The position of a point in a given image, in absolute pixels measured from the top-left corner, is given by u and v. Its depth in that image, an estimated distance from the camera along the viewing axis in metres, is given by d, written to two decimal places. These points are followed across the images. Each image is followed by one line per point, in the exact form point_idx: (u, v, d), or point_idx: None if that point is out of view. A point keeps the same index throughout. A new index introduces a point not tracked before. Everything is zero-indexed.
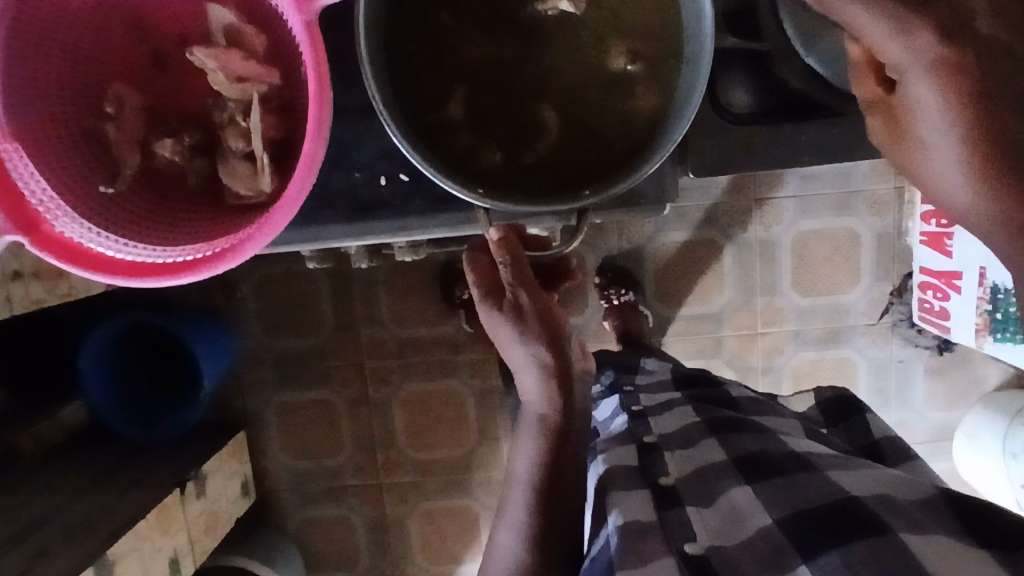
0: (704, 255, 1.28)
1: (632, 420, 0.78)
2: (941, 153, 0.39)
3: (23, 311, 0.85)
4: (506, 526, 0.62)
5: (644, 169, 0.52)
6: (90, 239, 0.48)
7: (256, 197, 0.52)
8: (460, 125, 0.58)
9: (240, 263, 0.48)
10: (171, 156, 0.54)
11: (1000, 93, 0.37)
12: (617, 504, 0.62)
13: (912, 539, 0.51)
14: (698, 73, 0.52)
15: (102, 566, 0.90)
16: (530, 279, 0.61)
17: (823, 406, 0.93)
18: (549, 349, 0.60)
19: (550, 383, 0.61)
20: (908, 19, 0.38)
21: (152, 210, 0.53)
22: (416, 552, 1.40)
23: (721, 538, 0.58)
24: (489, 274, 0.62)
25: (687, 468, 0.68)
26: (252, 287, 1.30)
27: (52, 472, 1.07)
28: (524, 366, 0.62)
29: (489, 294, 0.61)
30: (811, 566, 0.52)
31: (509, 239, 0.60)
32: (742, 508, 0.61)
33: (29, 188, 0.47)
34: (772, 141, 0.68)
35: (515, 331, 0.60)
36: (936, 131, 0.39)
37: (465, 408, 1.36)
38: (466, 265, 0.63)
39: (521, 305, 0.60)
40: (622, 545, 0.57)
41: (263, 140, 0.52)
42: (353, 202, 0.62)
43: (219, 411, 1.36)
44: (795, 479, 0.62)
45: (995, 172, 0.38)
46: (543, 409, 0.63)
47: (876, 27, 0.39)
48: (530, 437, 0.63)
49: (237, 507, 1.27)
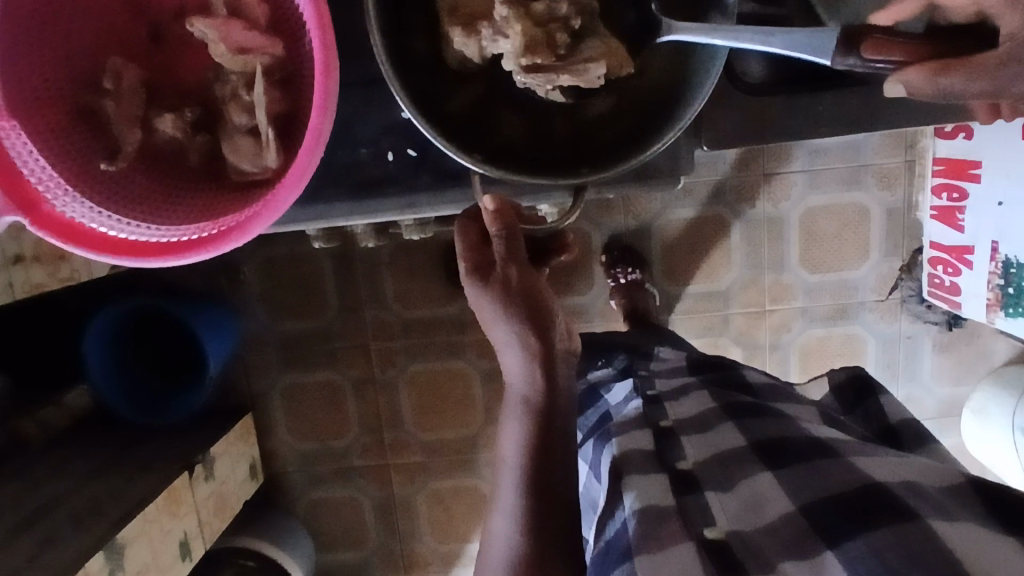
0: (711, 232, 1.26)
1: (647, 404, 0.77)
2: None
3: (23, 297, 0.84)
4: (499, 512, 0.53)
5: (652, 150, 0.52)
6: (92, 219, 0.47)
7: (260, 173, 0.51)
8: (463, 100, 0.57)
9: (246, 240, 0.47)
10: (173, 131, 0.53)
11: None
12: (633, 487, 0.61)
13: (940, 526, 0.50)
14: (711, 57, 0.51)
15: (113, 549, 0.91)
16: (523, 260, 0.54)
17: (837, 391, 0.92)
18: (532, 329, 0.52)
19: (533, 366, 0.53)
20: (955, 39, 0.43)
21: (153, 187, 0.52)
22: (424, 531, 1.41)
23: (742, 523, 0.57)
24: (476, 248, 0.55)
25: (704, 453, 0.67)
26: (255, 269, 1.29)
27: (58, 457, 1.07)
28: (506, 347, 0.54)
29: (476, 270, 0.54)
30: (838, 552, 0.52)
31: (505, 211, 0.53)
32: (766, 492, 0.60)
33: (28, 167, 0.46)
34: (789, 111, 0.66)
35: (498, 307, 0.52)
36: None
37: (471, 389, 1.35)
38: (456, 235, 0.56)
39: (509, 283, 0.53)
40: (641, 530, 0.56)
41: (267, 114, 0.50)
42: (360, 179, 0.61)
43: (224, 394, 1.35)
44: (818, 467, 0.61)
45: None
46: (525, 391, 0.54)
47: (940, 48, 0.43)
48: (515, 419, 0.54)
49: (245, 490, 1.27)
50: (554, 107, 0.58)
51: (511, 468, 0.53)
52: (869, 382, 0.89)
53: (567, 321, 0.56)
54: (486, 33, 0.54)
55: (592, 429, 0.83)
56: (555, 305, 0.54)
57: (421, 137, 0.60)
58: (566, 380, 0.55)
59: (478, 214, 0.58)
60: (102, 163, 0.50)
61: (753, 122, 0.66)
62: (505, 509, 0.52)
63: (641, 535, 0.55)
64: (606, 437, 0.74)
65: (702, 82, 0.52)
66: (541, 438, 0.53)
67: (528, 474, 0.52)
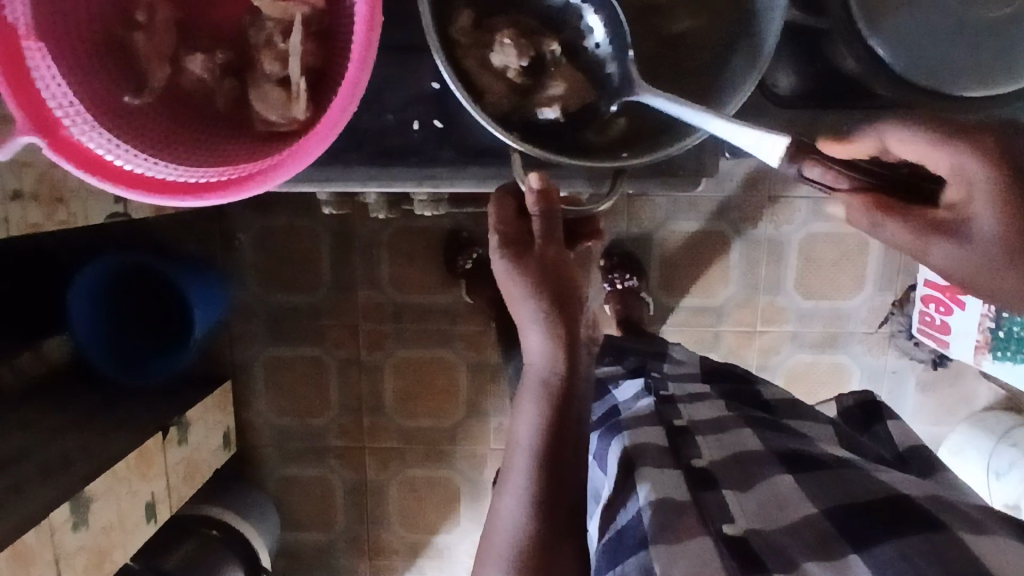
0: (711, 248, 1.27)
1: (660, 403, 0.78)
2: (992, 228, 0.44)
3: (18, 235, 0.83)
4: (508, 494, 0.53)
5: (689, 138, 0.52)
6: (111, 151, 0.46)
7: (287, 125, 0.50)
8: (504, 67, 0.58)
9: (268, 188, 0.46)
10: (202, 73, 0.52)
11: None
12: (648, 479, 0.64)
13: (970, 537, 0.53)
14: (759, 52, 0.52)
15: (78, 502, 0.89)
16: (560, 242, 0.54)
17: (845, 414, 0.97)
18: (558, 311, 0.52)
19: (557, 348, 0.52)
20: (957, 142, 0.46)
21: (173, 127, 0.50)
22: (393, 518, 1.39)
23: (763, 522, 0.61)
24: (513, 224, 0.55)
25: (719, 452, 0.70)
26: (251, 237, 1.28)
27: (35, 405, 1.05)
28: (529, 325, 0.53)
29: (508, 244, 0.54)
30: (865, 554, 0.55)
31: (551, 193, 0.53)
32: (786, 495, 0.63)
33: (49, 91, 0.45)
34: (813, 128, 0.62)
35: (528, 284, 0.52)
36: (983, 237, 0.45)
37: (456, 379, 1.34)
38: (490, 208, 0.56)
39: (544, 262, 0.53)
40: (657, 521, 0.59)
41: (301, 65, 0.50)
42: (382, 145, 0.60)
43: (206, 359, 1.33)
44: (842, 473, 0.65)
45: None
46: (545, 372, 0.53)
47: (922, 144, 0.48)
48: (531, 399, 0.53)
49: (217, 458, 1.25)
50: (594, 95, 0.57)
51: (523, 449, 0.53)
52: (880, 407, 0.93)
53: (592, 311, 0.56)
54: (499, 45, 0.57)
55: (599, 420, 0.83)
56: (583, 293, 0.54)
57: (449, 108, 0.59)
58: (587, 365, 0.55)
59: (516, 191, 0.58)
60: (126, 96, 0.49)
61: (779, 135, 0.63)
62: (509, 493, 0.52)
63: (658, 526, 0.58)
64: (614, 430, 0.76)
65: (747, 75, 0.52)
66: (543, 430, 0.52)
67: (538, 458, 0.52)
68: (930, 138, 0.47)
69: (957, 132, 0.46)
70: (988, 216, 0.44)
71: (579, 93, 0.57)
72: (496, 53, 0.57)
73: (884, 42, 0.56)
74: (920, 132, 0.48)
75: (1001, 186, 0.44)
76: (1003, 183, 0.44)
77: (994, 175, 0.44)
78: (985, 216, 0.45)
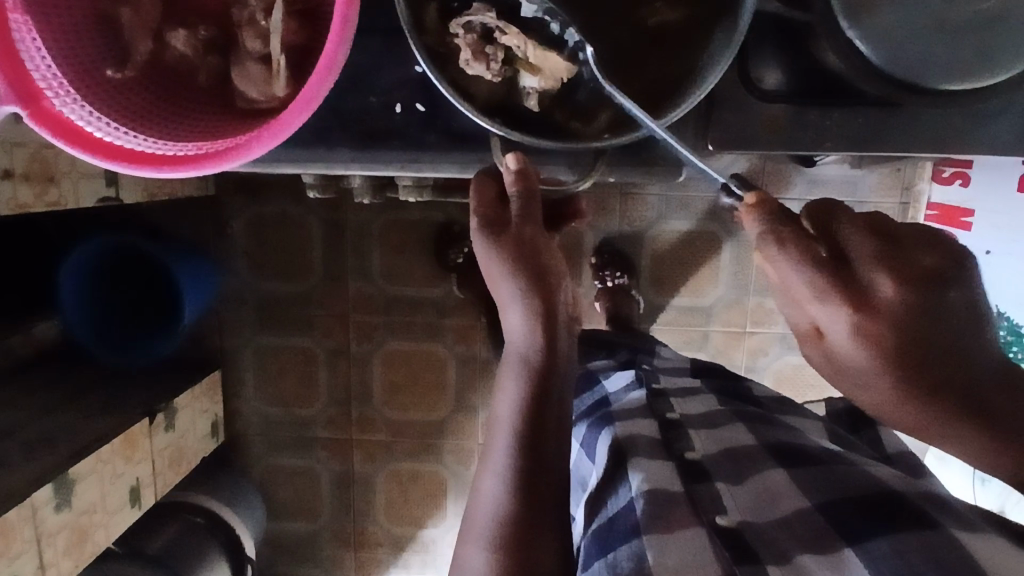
0: (702, 248, 1.27)
1: (652, 396, 0.79)
2: (856, 365, 0.43)
3: (7, 213, 0.83)
4: (488, 472, 0.52)
5: (672, 114, 0.52)
6: (89, 121, 0.47)
7: (267, 102, 0.51)
8: (478, 76, 0.56)
9: (246, 161, 0.46)
10: (184, 49, 0.52)
11: (910, 346, 0.42)
12: (639, 468, 0.64)
13: (964, 535, 0.53)
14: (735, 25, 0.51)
15: (62, 483, 0.90)
16: (538, 223, 0.55)
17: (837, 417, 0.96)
18: (536, 288, 0.52)
19: (535, 324, 0.52)
20: (827, 291, 0.42)
21: (155, 101, 0.51)
22: (378, 510, 1.40)
23: (755, 515, 0.61)
24: (493, 206, 0.56)
25: (712, 446, 0.70)
26: (243, 225, 1.28)
27: (23, 386, 1.05)
28: (508, 305, 0.53)
29: (489, 224, 0.55)
30: (859, 550, 0.55)
31: (529, 174, 0.55)
32: (777, 489, 0.63)
33: (32, 61, 0.45)
34: (797, 123, 0.63)
35: (506, 263, 0.53)
36: (850, 372, 0.44)
37: (445, 372, 1.34)
38: (471, 193, 0.56)
39: (522, 240, 0.54)
40: (650, 511, 0.58)
41: (282, 42, 0.50)
42: (364, 128, 0.60)
43: (195, 347, 1.33)
44: (835, 469, 0.64)
45: (898, 378, 0.42)
46: (526, 350, 0.53)
47: (803, 289, 0.43)
48: (512, 377, 0.53)
49: (203, 446, 1.25)
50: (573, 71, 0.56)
51: (504, 428, 0.53)
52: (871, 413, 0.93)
53: (573, 292, 0.56)
54: (467, 54, 0.54)
55: (586, 411, 0.83)
56: (561, 274, 0.54)
57: (433, 93, 0.60)
58: (567, 347, 0.54)
59: (499, 174, 0.58)
60: (108, 69, 0.49)
61: (761, 130, 0.64)
62: (489, 472, 0.52)
63: (650, 516, 0.58)
64: (605, 421, 0.76)
65: (725, 49, 0.52)
66: (520, 415, 0.52)
67: (518, 437, 0.51)
68: (809, 278, 0.42)
69: (827, 274, 0.42)
70: (852, 357, 0.43)
71: (556, 74, 0.55)
72: (468, 64, 0.55)
73: (864, 35, 0.54)
74: (798, 273, 0.43)
75: (868, 329, 0.41)
76: (865, 335, 0.42)
77: (859, 321, 0.41)
78: (854, 354, 0.42)
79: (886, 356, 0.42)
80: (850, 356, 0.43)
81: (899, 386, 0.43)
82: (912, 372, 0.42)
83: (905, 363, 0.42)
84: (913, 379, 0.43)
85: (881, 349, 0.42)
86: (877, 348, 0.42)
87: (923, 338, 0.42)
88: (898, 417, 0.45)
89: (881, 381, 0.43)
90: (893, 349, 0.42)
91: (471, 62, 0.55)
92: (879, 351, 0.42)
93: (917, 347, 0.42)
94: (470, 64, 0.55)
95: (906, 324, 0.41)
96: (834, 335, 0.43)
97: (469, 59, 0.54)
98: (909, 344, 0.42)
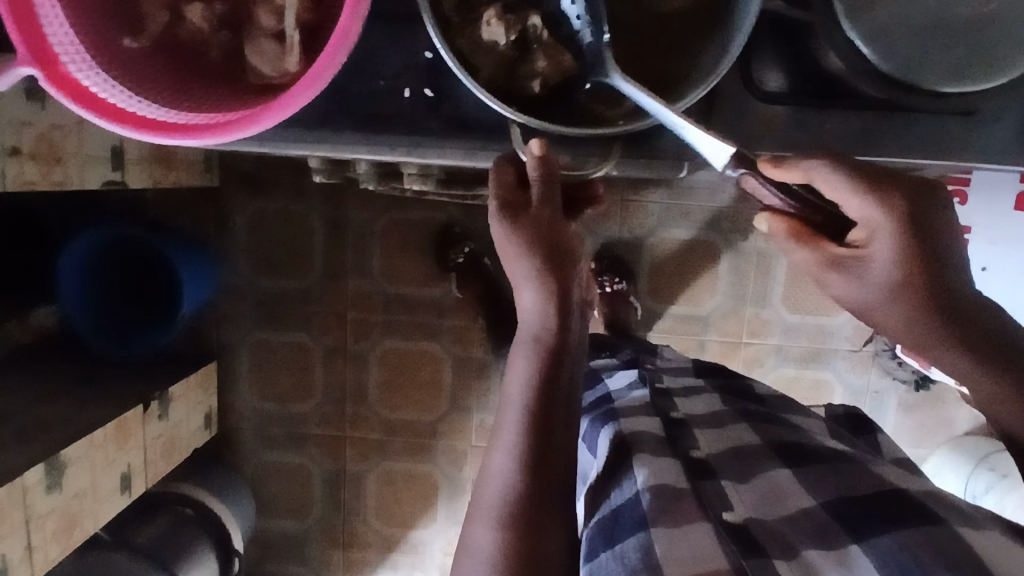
0: (700, 257, 1.28)
1: (654, 395, 0.80)
2: (887, 265, 0.49)
3: (12, 190, 0.83)
4: (498, 450, 0.52)
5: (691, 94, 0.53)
6: (103, 89, 0.48)
7: (279, 77, 0.52)
8: (491, 41, 0.56)
9: (256, 131, 0.47)
10: (200, 23, 0.53)
11: (932, 243, 0.48)
12: (645, 464, 0.63)
13: (967, 531, 0.53)
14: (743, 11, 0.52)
15: (53, 465, 0.89)
16: (556, 205, 0.56)
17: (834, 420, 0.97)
18: (552, 268, 0.53)
19: (549, 304, 0.53)
20: (870, 186, 0.48)
21: (169, 72, 0.52)
22: (369, 510, 1.39)
23: (761, 512, 0.60)
24: (512, 189, 0.57)
25: (717, 445, 0.71)
26: (245, 218, 1.29)
27: (19, 369, 1.05)
28: (523, 283, 0.54)
29: (507, 207, 0.55)
30: (864, 545, 0.54)
31: (550, 160, 0.55)
32: (783, 486, 0.63)
33: (50, 27, 0.46)
34: (797, 124, 0.64)
35: (525, 242, 0.53)
36: (878, 277, 0.49)
37: (441, 373, 1.34)
38: (489, 174, 0.57)
39: (540, 220, 0.55)
40: (657, 504, 0.58)
41: (296, 20, 0.51)
42: (372, 111, 0.61)
43: (192, 338, 1.33)
44: (840, 469, 0.65)
45: (921, 279, 0.48)
46: (538, 328, 0.54)
47: (845, 188, 0.49)
48: (523, 357, 0.54)
49: (196, 438, 1.25)
50: (574, 70, 0.56)
51: (515, 405, 0.53)
52: (869, 422, 0.94)
53: (588, 272, 0.57)
54: (490, 16, 0.55)
55: (590, 406, 0.83)
56: (577, 255, 0.55)
57: (441, 80, 0.61)
58: (578, 328, 0.55)
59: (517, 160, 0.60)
60: (124, 38, 0.51)
61: (762, 128, 0.65)
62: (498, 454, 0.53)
63: (655, 508, 0.57)
64: (607, 418, 0.76)
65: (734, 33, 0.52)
66: (524, 395, 0.52)
67: (528, 414, 0.52)
68: (853, 178, 0.48)
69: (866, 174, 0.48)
70: (886, 257, 0.48)
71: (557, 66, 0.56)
72: (488, 25, 0.55)
73: (864, 32, 0.54)
74: (840, 175, 0.49)
75: (904, 227, 0.48)
76: (905, 226, 0.48)
77: (898, 217, 0.48)
78: (889, 252, 0.48)
79: (917, 252, 0.48)
80: (887, 252, 0.48)
81: (923, 289, 0.48)
82: (930, 294, 0.48)
83: (930, 261, 0.48)
84: (931, 286, 0.48)
85: (911, 247, 0.48)
86: (910, 243, 0.48)
87: (940, 240, 0.49)
88: (897, 334, 0.51)
89: (905, 283, 0.49)
90: (924, 243, 0.48)
91: (491, 26, 0.55)
92: (913, 246, 0.48)
93: (932, 270, 0.48)
94: (490, 26, 0.55)
95: (926, 224, 0.48)
96: (876, 236, 0.49)
97: (491, 19, 0.55)
98: (933, 241, 0.48)
